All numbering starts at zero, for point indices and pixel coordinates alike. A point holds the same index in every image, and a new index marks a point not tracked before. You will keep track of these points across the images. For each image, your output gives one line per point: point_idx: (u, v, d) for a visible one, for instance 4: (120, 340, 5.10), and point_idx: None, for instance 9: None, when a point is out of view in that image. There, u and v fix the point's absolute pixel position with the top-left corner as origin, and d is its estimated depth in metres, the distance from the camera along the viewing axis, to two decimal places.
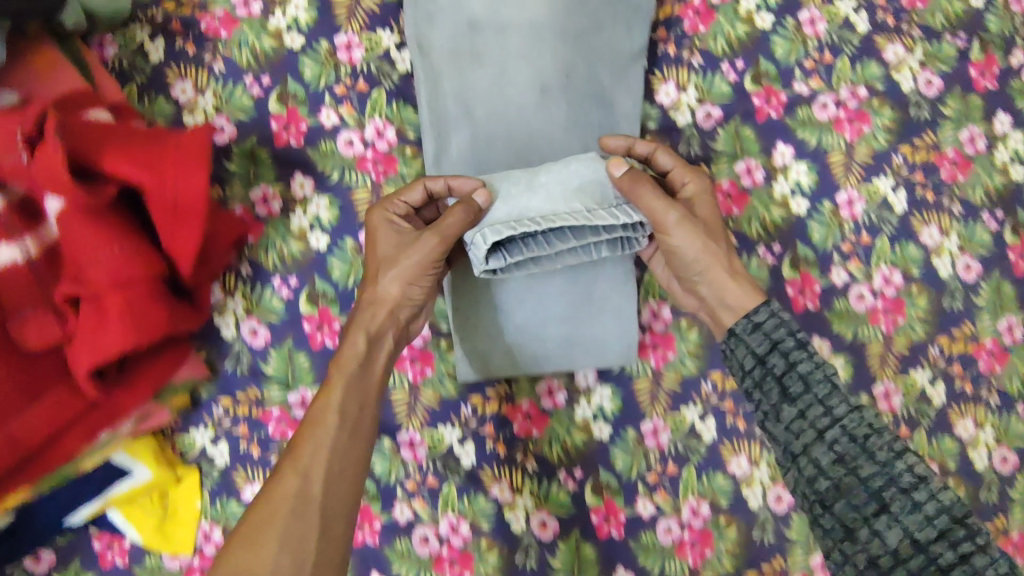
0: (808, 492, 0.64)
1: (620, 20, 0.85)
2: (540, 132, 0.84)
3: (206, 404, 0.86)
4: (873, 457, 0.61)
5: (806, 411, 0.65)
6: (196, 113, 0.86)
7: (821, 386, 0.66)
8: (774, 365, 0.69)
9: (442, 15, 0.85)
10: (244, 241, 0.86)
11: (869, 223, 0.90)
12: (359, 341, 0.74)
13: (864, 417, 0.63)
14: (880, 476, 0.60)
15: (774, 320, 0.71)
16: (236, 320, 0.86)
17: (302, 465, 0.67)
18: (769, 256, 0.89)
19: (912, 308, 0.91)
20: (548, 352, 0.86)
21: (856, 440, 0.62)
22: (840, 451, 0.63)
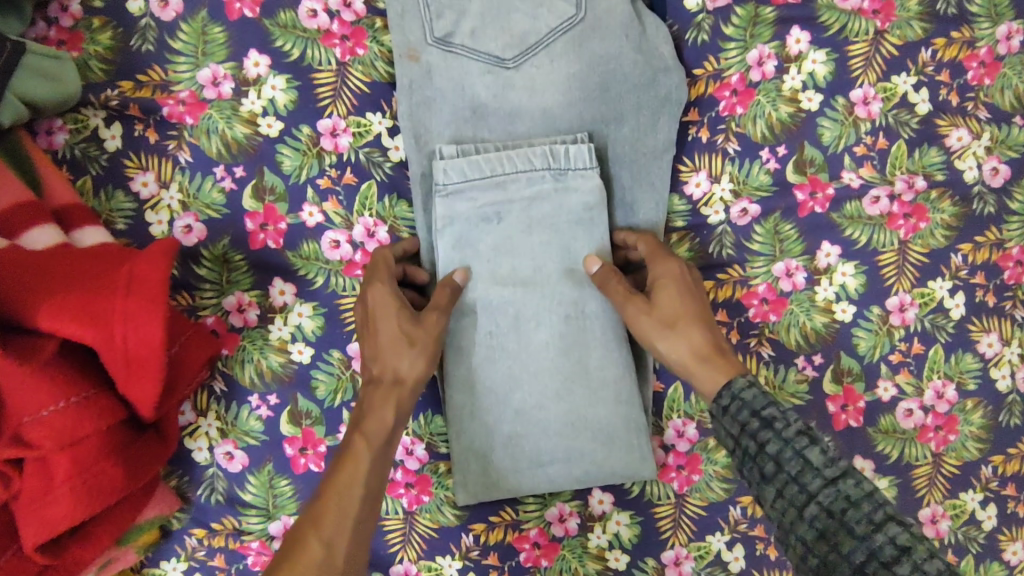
0: (806, 555, 0.50)
1: (639, 115, 0.76)
2: (556, 234, 0.73)
3: (178, 534, 0.78)
4: (850, 522, 0.48)
5: (782, 488, 0.52)
6: (158, 210, 0.76)
7: (794, 460, 0.52)
8: (747, 441, 0.55)
9: (443, 99, 0.74)
10: (217, 357, 0.76)
11: (921, 330, 0.80)
12: (384, 413, 0.65)
13: (841, 491, 0.50)
14: (860, 549, 0.46)
15: (737, 403, 0.57)
16: (209, 443, 0.77)
17: (329, 543, 0.57)
18: (809, 368, 0.80)
19: (965, 424, 0.81)
20: (549, 460, 0.75)
21: (835, 515, 0.49)
22: (822, 524, 0.49)
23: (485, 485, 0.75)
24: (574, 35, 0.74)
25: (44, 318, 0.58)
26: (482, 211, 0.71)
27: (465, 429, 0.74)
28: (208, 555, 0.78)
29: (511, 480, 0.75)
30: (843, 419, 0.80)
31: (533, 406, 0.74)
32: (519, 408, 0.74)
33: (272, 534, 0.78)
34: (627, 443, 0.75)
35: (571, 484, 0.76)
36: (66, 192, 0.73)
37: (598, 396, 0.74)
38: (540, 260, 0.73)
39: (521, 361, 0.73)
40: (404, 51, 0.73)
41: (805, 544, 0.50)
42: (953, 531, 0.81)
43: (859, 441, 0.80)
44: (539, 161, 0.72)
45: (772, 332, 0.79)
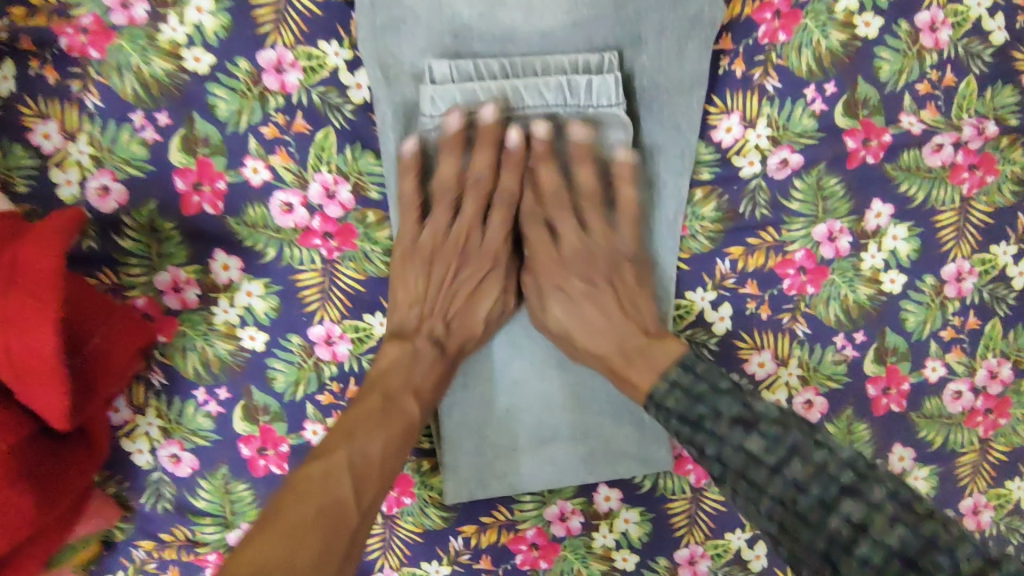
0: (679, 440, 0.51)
1: (656, 47, 0.62)
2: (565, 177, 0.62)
3: (123, 546, 0.67)
4: (710, 419, 0.49)
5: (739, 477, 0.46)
6: (66, 168, 0.62)
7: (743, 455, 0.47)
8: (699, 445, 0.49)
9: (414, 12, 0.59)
10: (152, 345, 0.64)
11: (977, 303, 0.70)
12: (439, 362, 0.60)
13: (789, 479, 0.44)
14: (713, 442, 0.48)
15: (663, 397, 0.52)
16: (151, 445, 0.66)
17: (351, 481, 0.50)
18: (848, 348, 0.69)
19: (1016, 407, 0.72)
20: (550, 437, 0.66)
21: (787, 506, 0.44)
22: (778, 518, 0.44)
23: (478, 469, 0.65)
24: None
25: None
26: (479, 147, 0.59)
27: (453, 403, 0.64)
28: (159, 568, 0.67)
29: (507, 462, 0.66)
30: (884, 403, 0.70)
31: (533, 376, 0.65)
32: (517, 377, 0.65)
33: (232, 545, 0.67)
34: (636, 418, 0.67)
35: (576, 466, 0.67)
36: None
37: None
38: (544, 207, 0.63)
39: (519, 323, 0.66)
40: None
41: (744, 492, 0.46)
42: (994, 522, 0.73)
43: (899, 427, 0.70)
44: (550, 97, 0.59)
45: (808, 306, 0.68)
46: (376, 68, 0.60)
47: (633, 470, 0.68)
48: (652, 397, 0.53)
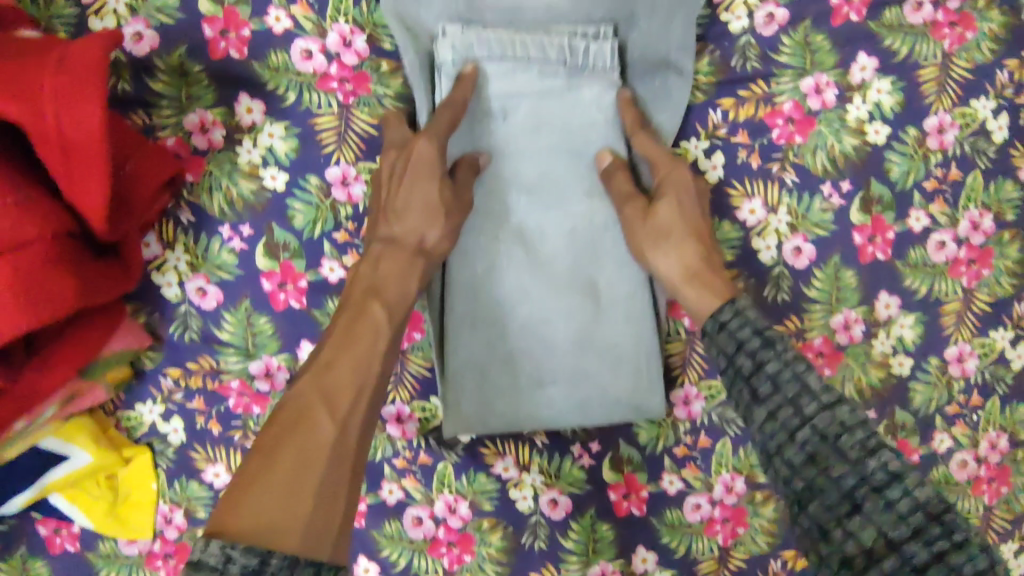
0: (733, 373, 0.53)
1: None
2: (566, 135, 0.67)
3: (152, 375, 0.72)
4: (778, 348, 0.52)
5: (777, 412, 0.49)
6: (104, 16, 0.67)
7: (793, 386, 0.49)
8: (742, 367, 0.52)
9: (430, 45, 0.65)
10: (181, 182, 0.69)
11: (959, 155, 0.73)
12: (407, 281, 0.60)
13: (838, 414, 0.47)
14: (774, 359, 0.51)
15: (738, 320, 0.54)
16: (179, 278, 0.70)
17: (342, 425, 0.49)
18: (835, 197, 0.73)
19: (1000, 258, 0.75)
20: (548, 409, 0.70)
21: (828, 440, 0.47)
22: (812, 449, 0.47)
23: (491, 362, 0.68)
24: None
25: None
26: (489, 104, 0.66)
27: (459, 327, 0.67)
28: (186, 397, 0.72)
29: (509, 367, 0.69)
30: (869, 250, 0.73)
31: (538, 321, 0.68)
32: (533, 264, 0.68)
33: (253, 374, 0.72)
34: (634, 369, 0.70)
35: (572, 413, 0.70)
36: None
37: (604, 311, 0.69)
38: (548, 164, 0.67)
39: (539, 219, 0.68)
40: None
41: (785, 423, 0.48)
42: (979, 370, 0.76)
43: (884, 275, 0.74)
44: (553, 56, 0.66)
45: (796, 156, 0.72)
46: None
47: (625, 418, 0.71)
48: (732, 310, 0.55)
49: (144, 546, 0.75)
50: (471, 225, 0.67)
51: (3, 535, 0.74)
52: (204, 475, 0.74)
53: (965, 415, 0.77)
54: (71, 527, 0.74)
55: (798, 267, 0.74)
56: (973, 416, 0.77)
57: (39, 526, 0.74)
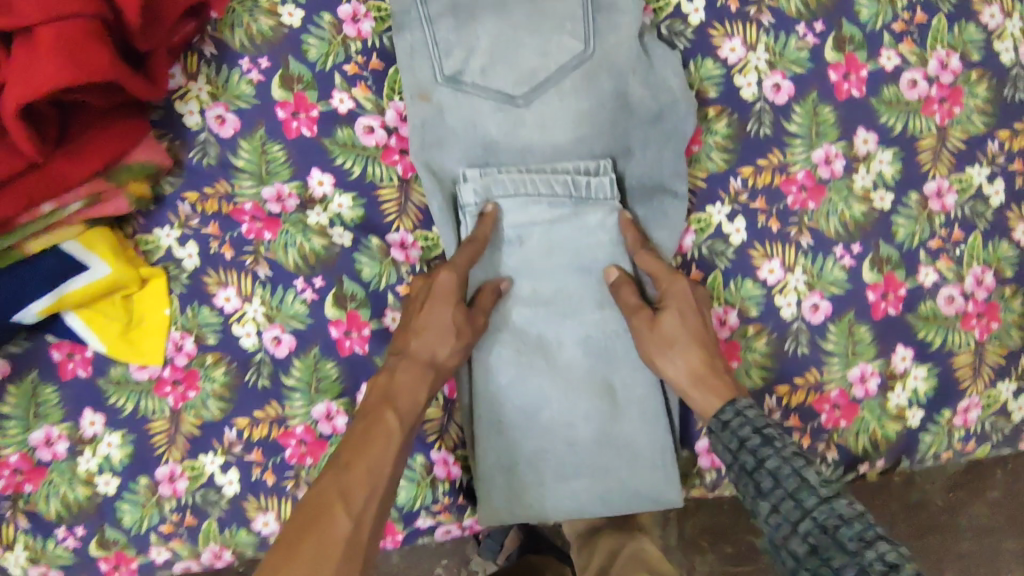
0: (738, 467, 0.57)
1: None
2: (576, 256, 0.73)
3: (171, 200, 0.76)
4: (776, 446, 0.56)
5: (778, 505, 0.52)
6: None
7: (793, 480, 0.53)
8: (745, 460, 0.56)
9: (444, 28, 0.72)
10: (206, 18, 0.75)
11: (923, 0, 0.82)
12: (419, 388, 0.64)
13: (834, 509, 0.50)
14: (773, 455, 0.55)
15: (739, 419, 0.59)
16: (200, 107, 0.76)
17: (357, 518, 0.53)
18: (810, 37, 0.80)
19: (970, 96, 0.83)
20: (575, 510, 0.74)
21: (825, 531, 0.49)
22: (813, 540, 0.49)
23: (504, 471, 0.73)
24: None
25: None
26: (504, 232, 0.72)
27: (493, 445, 0.73)
28: (202, 223, 0.76)
29: (525, 492, 0.73)
30: (846, 87, 0.81)
31: (561, 423, 0.73)
32: (545, 389, 0.73)
33: (266, 198, 0.76)
34: (654, 463, 0.75)
35: (595, 503, 0.74)
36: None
37: (622, 415, 0.74)
38: (561, 282, 0.73)
39: (552, 394, 0.73)
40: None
41: (788, 514, 0.51)
42: (958, 206, 0.82)
43: (862, 113, 0.81)
44: (560, 191, 0.72)
45: (772, 1, 0.80)
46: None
47: (646, 509, 0.75)
48: (734, 409, 0.60)
49: (154, 372, 0.76)
50: (499, 352, 0.72)
51: (18, 358, 0.75)
52: (215, 299, 0.76)
53: (948, 250, 0.82)
54: (85, 352, 0.76)
55: (779, 103, 0.80)
56: (956, 250, 0.82)
57: (54, 351, 0.75)
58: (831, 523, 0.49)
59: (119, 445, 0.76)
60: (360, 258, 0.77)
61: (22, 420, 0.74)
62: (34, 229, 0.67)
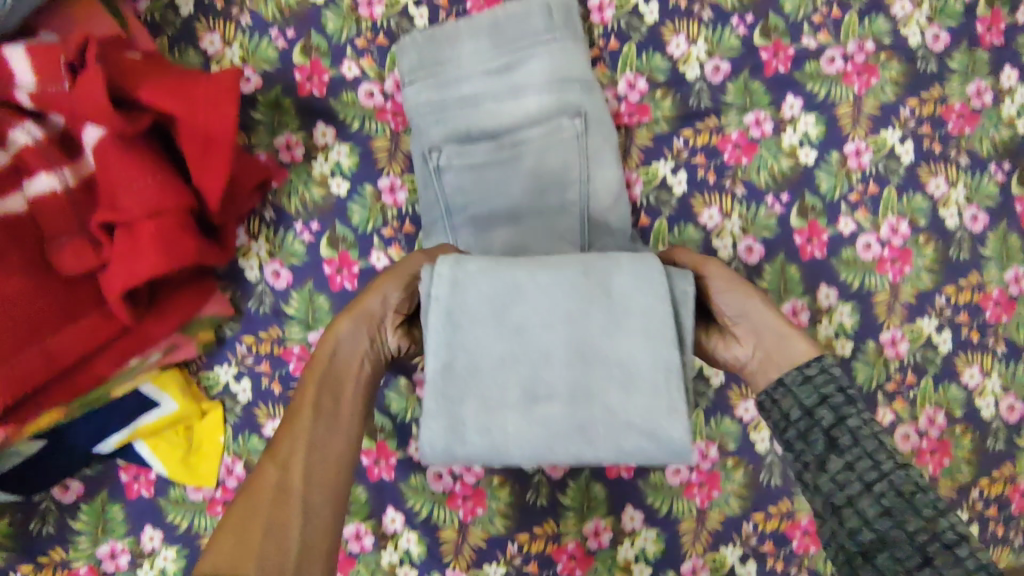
0: (811, 421, 0.68)
1: (628, 71, 0.91)
2: None
3: (230, 342, 0.89)
4: (857, 407, 0.67)
5: (855, 463, 0.64)
6: (223, 64, 0.90)
7: (870, 441, 0.65)
8: (822, 418, 0.67)
9: (464, 238, 0.85)
10: (268, 187, 0.89)
11: (876, 173, 0.92)
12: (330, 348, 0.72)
13: (910, 475, 0.63)
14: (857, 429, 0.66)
15: (824, 374, 0.69)
16: (259, 263, 0.89)
17: (283, 468, 0.67)
18: (777, 206, 0.91)
19: (917, 257, 0.92)
20: (556, 435, 0.63)
21: (903, 495, 0.62)
22: (888, 500, 0.62)
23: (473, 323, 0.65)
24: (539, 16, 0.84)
25: (146, 90, 0.69)
26: None
27: (463, 387, 0.64)
28: (255, 361, 0.89)
29: (492, 417, 0.64)
30: (809, 249, 0.91)
31: (542, 389, 0.64)
32: (524, 346, 0.64)
33: (311, 341, 0.89)
34: (651, 389, 0.63)
35: (571, 433, 0.63)
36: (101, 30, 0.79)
37: (619, 325, 0.65)
38: None
39: (528, 364, 0.64)
40: (436, 56, 0.84)
41: (864, 474, 0.64)
42: (910, 352, 0.91)
43: (823, 270, 0.91)
44: None
45: (744, 173, 0.91)
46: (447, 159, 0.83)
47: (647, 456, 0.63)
48: (819, 364, 0.70)
49: (207, 492, 0.88)
50: (465, 302, 0.65)
51: (90, 479, 0.87)
52: (264, 429, 0.89)
53: (903, 392, 0.91)
54: (148, 474, 0.88)
55: (751, 263, 0.91)
56: (910, 392, 0.91)
57: (121, 473, 0.87)
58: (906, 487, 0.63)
59: (173, 558, 0.88)
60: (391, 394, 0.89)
61: (90, 535, 0.86)
62: (120, 380, 0.79)
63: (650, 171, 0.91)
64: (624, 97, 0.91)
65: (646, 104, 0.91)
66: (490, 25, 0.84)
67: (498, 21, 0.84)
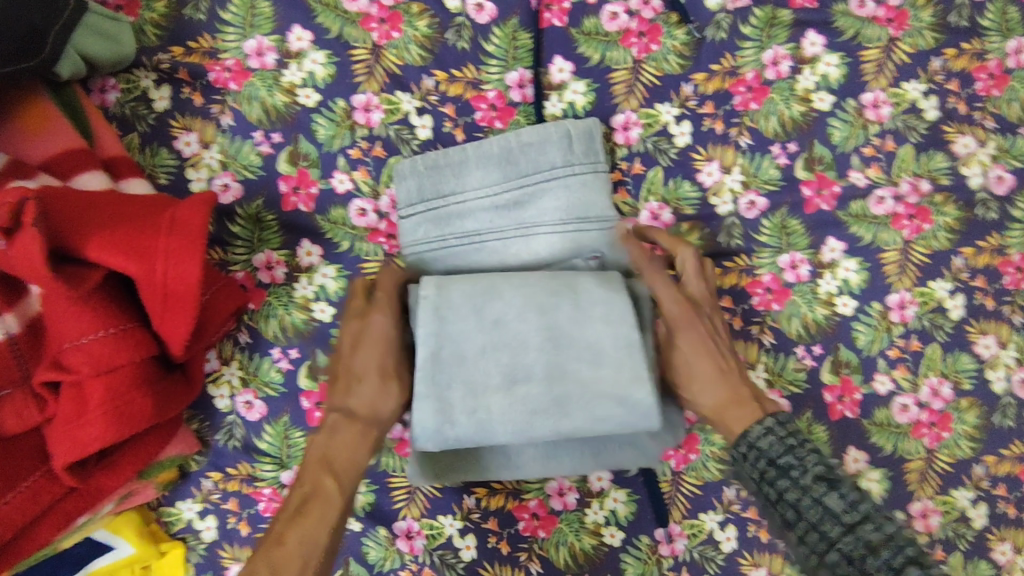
0: (763, 497, 0.63)
1: (652, 199, 0.82)
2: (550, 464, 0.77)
3: (195, 476, 0.82)
4: (794, 473, 0.60)
5: (806, 538, 0.58)
6: (199, 168, 0.80)
7: (812, 509, 0.58)
8: (768, 491, 0.62)
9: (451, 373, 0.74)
10: (244, 310, 0.80)
11: (919, 328, 0.83)
12: (355, 453, 0.66)
13: (860, 539, 0.55)
14: (796, 487, 0.60)
15: (753, 450, 0.64)
16: (231, 391, 0.81)
17: None
18: (808, 358, 0.82)
19: (959, 423, 0.83)
20: (537, 411, 0.66)
21: (854, 562, 0.55)
22: (842, 573, 0.55)
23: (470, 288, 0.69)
24: (549, 134, 0.76)
25: (94, 249, 0.62)
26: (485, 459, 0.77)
27: (450, 374, 0.67)
28: (221, 498, 0.81)
29: (479, 401, 0.66)
30: (839, 409, 0.82)
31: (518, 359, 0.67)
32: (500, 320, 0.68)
33: (283, 483, 0.80)
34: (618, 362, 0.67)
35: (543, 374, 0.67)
36: (51, 144, 0.74)
37: (585, 316, 0.69)
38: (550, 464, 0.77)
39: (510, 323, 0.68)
40: (437, 182, 0.77)
41: (815, 547, 0.57)
42: (942, 526, 0.83)
43: (853, 431, 0.82)
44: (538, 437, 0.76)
45: (774, 320, 0.82)
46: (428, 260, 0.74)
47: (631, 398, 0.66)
48: (746, 442, 0.65)
49: None
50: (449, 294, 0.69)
51: None
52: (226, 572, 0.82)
53: None
54: None
55: None
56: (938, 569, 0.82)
57: None
58: (859, 551, 0.55)
59: None
60: (367, 541, 0.83)
61: None
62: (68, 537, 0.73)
63: None
64: (646, 229, 0.82)
65: None
66: (501, 153, 0.76)
67: (510, 150, 0.76)
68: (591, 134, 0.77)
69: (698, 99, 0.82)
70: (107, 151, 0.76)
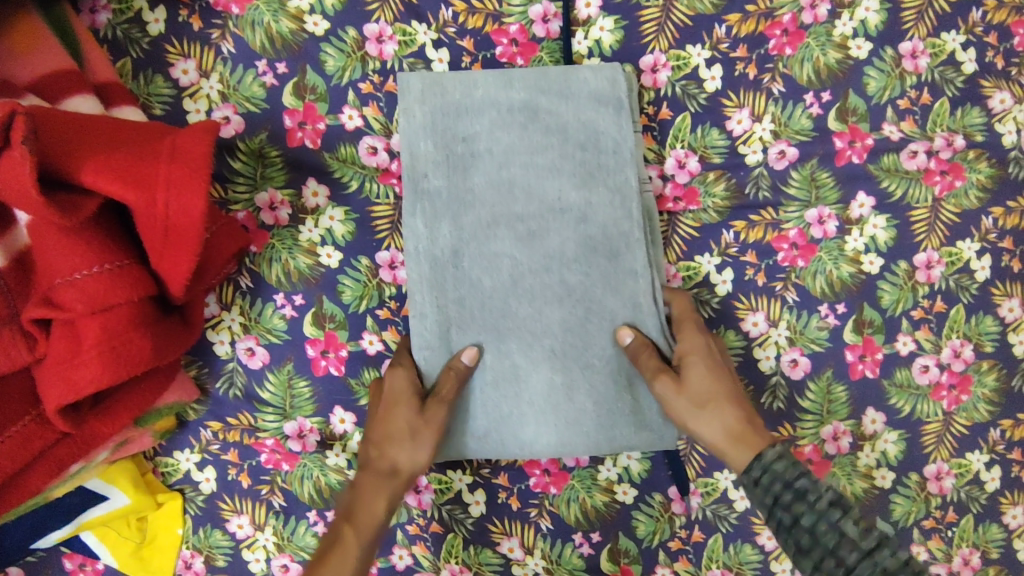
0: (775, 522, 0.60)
1: (678, 146, 0.78)
2: (566, 433, 0.72)
3: (193, 426, 0.78)
4: (809, 499, 0.59)
5: (822, 565, 0.56)
6: (197, 99, 0.75)
7: (829, 536, 0.56)
8: (782, 517, 0.59)
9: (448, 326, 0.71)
10: (245, 252, 0.76)
11: (945, 288, 0.81)
12: (376, 504, 0.67)
13: (878, 565, 0.54)
14: (810, 511, 0.58)
15: (767, 475, 0.61)
16: (231, 337, 0.77)
17: None
18: (831, 317, 0.80)
19: (977, 385, 0.82)
20: (534, 310, 0.71)
21: None
22: None
23: (459, 205, 0.71)
24: (563, 69, 0.73)
25: (89, 175, 0.57)
26: (490, 432, 0.72)
27: (451, 287, 0.70)
28: (221, 449, 0.78)
29: (467, 304, 0.71)
30: (859, 368, 0.80)
31: (507, 278, 0.71)
32: (498, 250, 0.71)
33: (287, 434, 0.77)
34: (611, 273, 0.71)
35: (533, 273, 0.71)
36: (38, 64, 0.68)
37: (583, 239, 0.71)
38: (567, 438, 0.72)
39: (506, 250, 0.71)
40: (450, 117, 0.71)
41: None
42: (956, 488, 0.82)
43: (872, 392, 0.81)
44: (547, 408, 0.72)
45: (799, 277, 0.79)
46: (435, 157, 0.71)
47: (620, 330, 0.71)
48: (759, 466, 0.62)
49: None
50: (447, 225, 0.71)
51: (34, 564, 0.80)
52: (227, 525, 0.79)
53: (940, 531, 0.82)
54: (96, 564, 0.80)
55: (794, 378, 0.80)
56: (947, 530, 0.82)
57: (66, 559, 0.80)
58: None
59: None
60: None
61: None
62: (61, 485, 0.70)
63: (691, 267, 0.79)
64: (670, 177, 0.78)
65: (695, 188, 0.78)
66: (524, 99, 0.72)
67: (533, 99, 0.72)
68: (612, 85, 0.73)
69: (730, 41, 0.77)
70: (99, 78, 0.71)
